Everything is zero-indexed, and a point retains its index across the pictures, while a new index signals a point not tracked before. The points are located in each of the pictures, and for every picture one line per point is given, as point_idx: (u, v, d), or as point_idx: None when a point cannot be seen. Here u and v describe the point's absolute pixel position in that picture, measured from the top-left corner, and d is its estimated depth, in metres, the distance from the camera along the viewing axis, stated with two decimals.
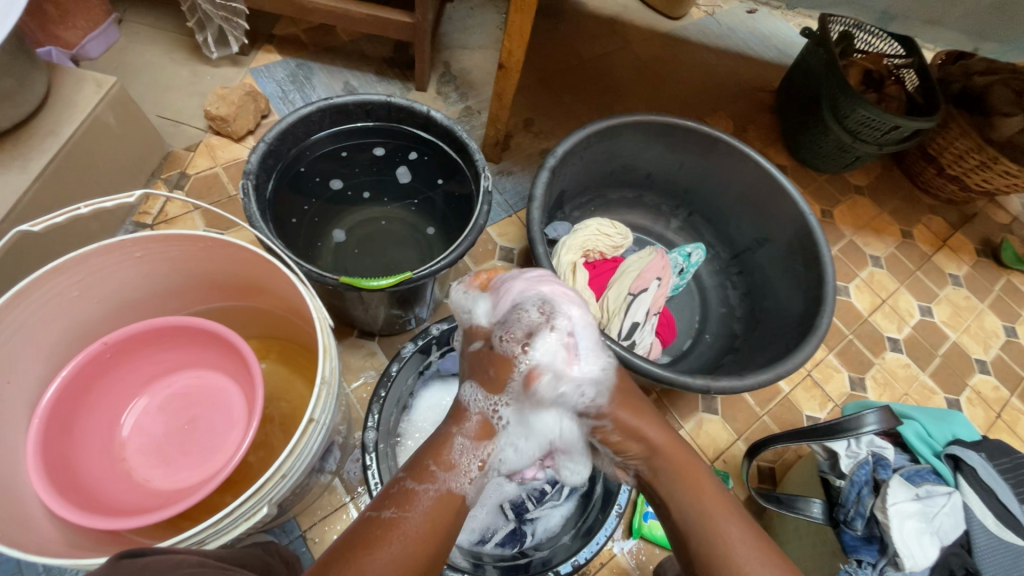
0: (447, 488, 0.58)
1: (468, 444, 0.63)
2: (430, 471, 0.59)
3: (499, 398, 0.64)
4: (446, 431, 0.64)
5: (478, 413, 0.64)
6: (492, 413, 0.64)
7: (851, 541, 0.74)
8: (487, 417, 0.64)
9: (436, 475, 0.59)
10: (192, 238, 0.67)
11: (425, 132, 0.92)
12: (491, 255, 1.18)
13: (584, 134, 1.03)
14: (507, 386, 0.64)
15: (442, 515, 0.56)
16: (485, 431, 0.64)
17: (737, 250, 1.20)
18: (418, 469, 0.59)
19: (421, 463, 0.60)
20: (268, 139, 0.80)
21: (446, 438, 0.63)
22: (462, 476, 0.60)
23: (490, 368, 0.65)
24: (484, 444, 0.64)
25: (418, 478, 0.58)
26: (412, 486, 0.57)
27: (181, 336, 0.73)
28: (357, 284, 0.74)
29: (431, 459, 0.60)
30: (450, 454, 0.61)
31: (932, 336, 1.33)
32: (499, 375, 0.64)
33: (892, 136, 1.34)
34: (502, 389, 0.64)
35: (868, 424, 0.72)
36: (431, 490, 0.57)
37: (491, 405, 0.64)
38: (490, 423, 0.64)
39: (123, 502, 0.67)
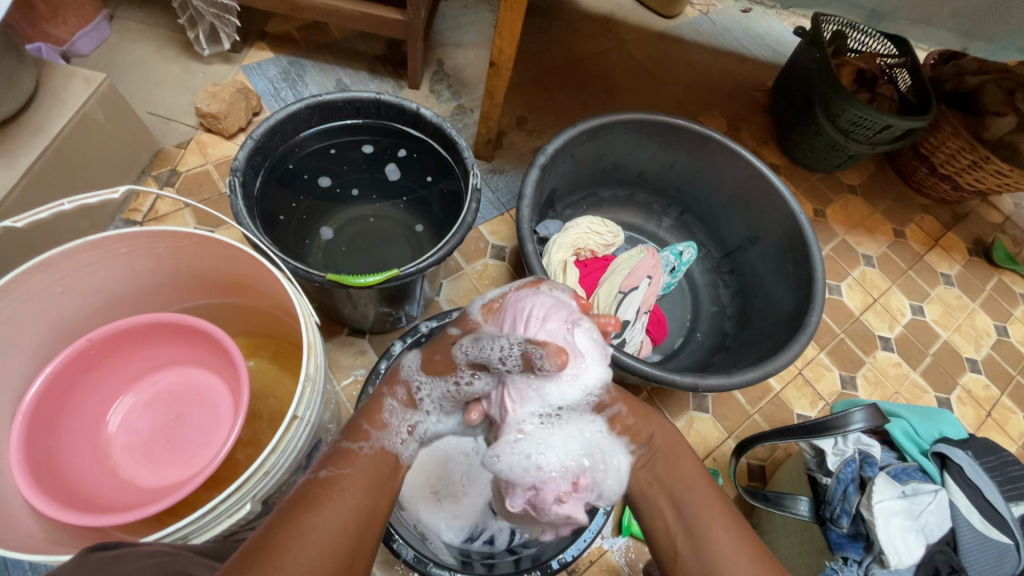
0: (380, 447, 0.60)
1: (396, 406, 0.65)
2: (364, 431, 0.61)
3: (426, 379, 0.68)
4: (379, 395, 0.67)
5: (405, 381, 0.68)
6: (415, 386, 0.68)
7: (837, 539, 0.74)
8: (410, 387, 0.68)
9: (369, 434, 0.61)
10: (177, 235, 0.67)
11: (415, 129, 0.92)
12: (483, 253, 1.18)
13: (575, 132, 1.03)
14: (436, 377, 0.67)
15: (372, 470, 0.57)
16: (409, 400, 0.67)
17: (728, 249, 1.20)
18: (353, 430, 0.61)
19: (356, 424, 0.62)
20: (256, 135, 0.80)
21: (377, 401, 0.65)
22: (393, 435, 0.63)
23: (437, 355, 0.67)
24: (408, 410, 0.66)
25: (352, 439, 0.60)
26: (348, 447, 0.58)
27: (167, 333, 0.73)
28: (343, 281, 0.74)
29: (365, 422, 0.62)
30: (380, 414, 0.64)
31: (923, 334, 1.33)
32: (439, 362, 0.67)
33: (884, 135, 1.34)
34: (432, 373, 0.67)
35: (855, 422, 0.73)
36: (365, 449, 0.59)
37: (416, 381, 0.68)
38: (411, 398, 0.67)
39: (107, 499, 0.66)
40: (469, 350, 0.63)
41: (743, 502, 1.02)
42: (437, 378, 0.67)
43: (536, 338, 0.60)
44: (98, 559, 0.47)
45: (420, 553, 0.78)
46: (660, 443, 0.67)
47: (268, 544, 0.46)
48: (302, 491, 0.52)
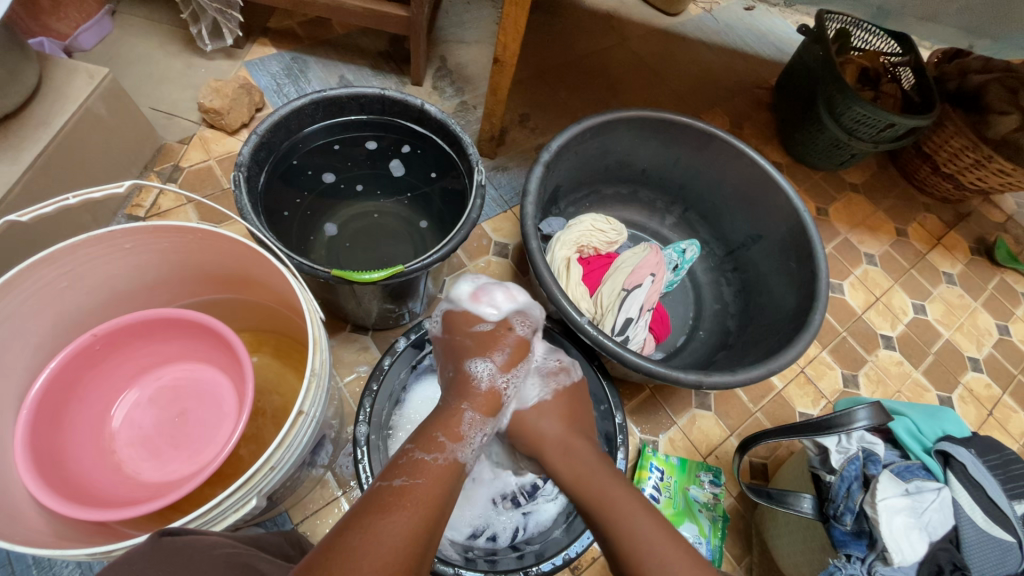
0: (452, 459, 0.59)
1: (476, 418, 0.65)
2: (439, 442, 0.60)
3: (511, 373, 0.70)
4: (455, 405, 0.66)
5: (487, 385, 0.68)
6: (499, 385, 0.69)
7: (840, 536, 0.74)
8: (495, 387, 0.68)
9: (444, 445, 0.59)
10: (182, 230, 0.66)
11: (419, 125, 0.92)
12: (486, 250, 1.18)
13: (579, 129, 1.03)
14: (517, 365, 0.72)
15: (446, 482, 0.56)
16: (490, 405, 0.67)
17: (730, 247, 1.20)
18: (427, 442, 0.59)
19: (431, 435, 0.60)
20: (260, 131, 0.79)
21: (455, 413, 0.65)
22: (465, 447, 0.62)
23: (507, 345, 0.72)
24: (488, 419, 0.67)
25: (426, 448, 0.58)
26: (424, 458, 0.57)
27: (171, 329, 0.73)
28: (348, 277, 0.74)
29: (443, 433, 0.61)
30: (458, 427, 0.63)
31: (925, 333, 1.34)
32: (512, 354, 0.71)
33: (887, 134, 1.34)
34: (511, 366, 0.71)
35: (859, 420, 0.73)
36: (439, 460, 0.57)
37: (500, 379, 0.69)
38: (500, 393, 0.69)
39: (112, 494, 0.67)
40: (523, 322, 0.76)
41: (744, 499, 1.03)
42: (515, 367, 0.71)
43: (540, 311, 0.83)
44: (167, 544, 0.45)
45: None
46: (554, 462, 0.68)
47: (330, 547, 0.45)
48: (367, 498, 0.51)
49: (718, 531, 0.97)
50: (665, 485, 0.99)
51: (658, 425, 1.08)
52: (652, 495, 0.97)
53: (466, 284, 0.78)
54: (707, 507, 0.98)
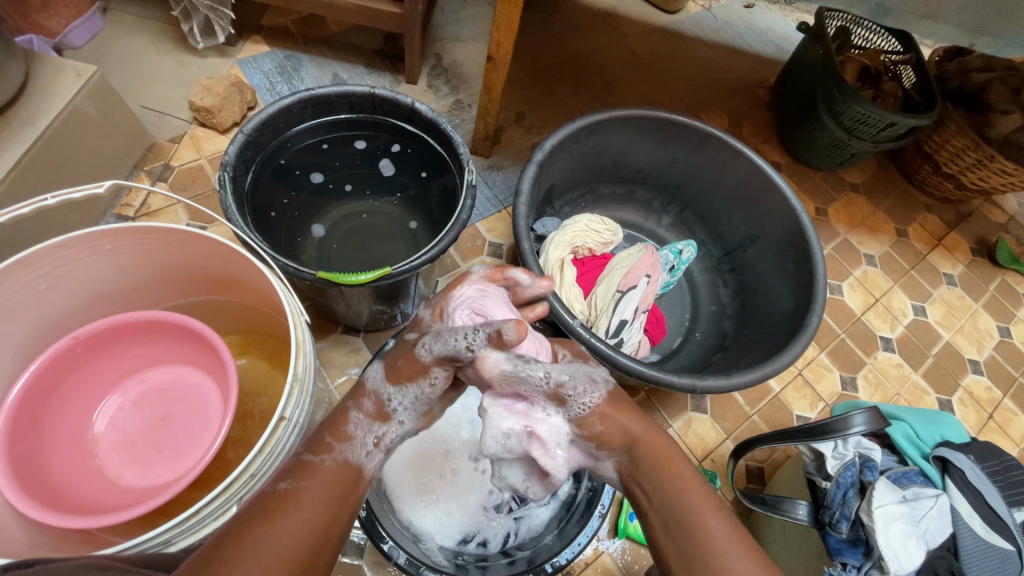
0: (341, 460, 0.55)
1: (363, 421, 0.59)
2: (326, 444, 0.56)
3: (399, 385, 0.60)
4: (344, 405, 0.60)
5: (373, 391, 0.61)
6: (384, 395, 0.60)
7: (835, 544, 0.72)
8: (379, 396, 0.60)
9: (332, 447, 0.55)
10: (163, 231, 0.65)
11: (410, 124, 0.90)
12: (480, 250, 1.17)
13: (573, 128, 1.01)
14: (411, 380, 0.60)
15: (339, 482, 0.54)
16: (377, 413, 0.60)
17: (727, 248, 1.19)
18: (315, 443, 0.56)
19: (318, 436, 0.56)
20: (246, 130, 0.78)
21: (340, 412, 0.59)
22: (358, 448, 0.57)
23: (399, 359, 0.60)
24: (379, 421, 0.60)
25: (314, 450, 0.55)
26: (307, 460, 0.54)
27: (155, 330, 0.71)
28: (334, 279, 0.72)
29: (327, 433, 0.56)
30: (344, 427, 0.57)
31: (925, 335, 1.32)
32: (403, 365, 0.60)
33: (887, 133, 1.32)
34: (403, 378, 0.60)
35: (856, 425, 0.71)
36: (327, 462, 0.54)
37: (389, 389, 0.60)
38: (385, 405, 0.60)
39: (92, 499, 0.65)
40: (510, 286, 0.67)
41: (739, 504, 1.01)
42: (407, 379, 0.60)
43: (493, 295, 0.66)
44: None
45: (413, 557, 0.78)
46: (642, 453, 0.61)
47: (212, 560, 0.44)
48: (256, 505, 0.49)
49: None
50: None
51: None
52: None
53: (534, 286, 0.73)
54: None
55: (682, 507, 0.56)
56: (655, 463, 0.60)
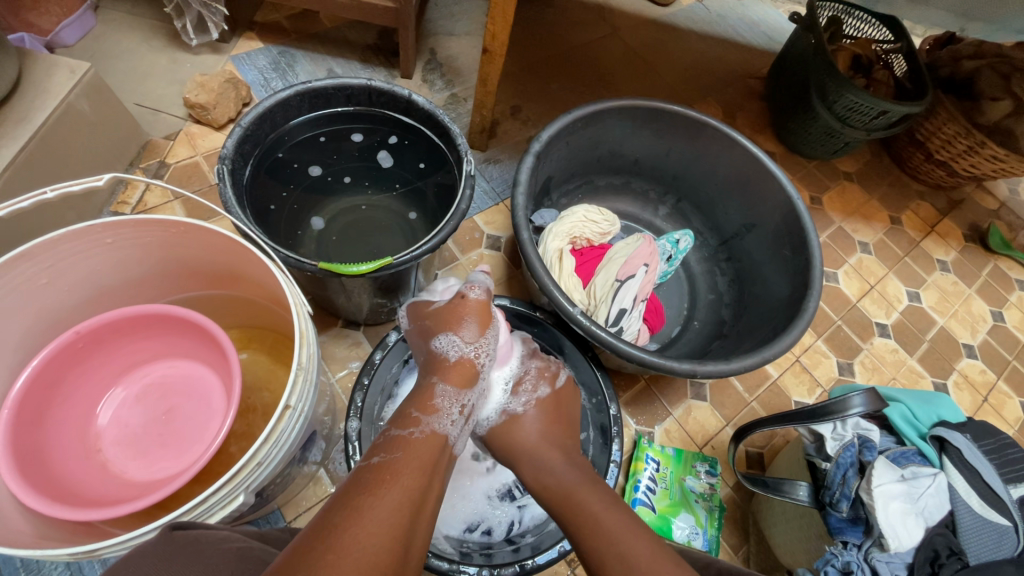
0: (431, 431, 0.58)
1: (450, 390, 0.64)
2: (414, 418, 0.59)
3: (475, 341, 0.68)
4: (428, 383, 0.65)
5: (456, 358, 0.67)
6: (470, 355, 0.68)
7: (835, 523, 0.74)
8: (466, 358, 0.67)
9: (418, 419, 0.59)
10: (163, 224, 0.65)
11: (407, 116, 0.90)
12: (478, 243, 1.17)
13: (570, 119, 1.02)
14: (480, 333, 0.69)
15: (429, 453, 0.56)
16: (464, 377, 0.66)
17: (724, 237, 1.20)
18: (403, 418, 0.59)
19: (404, 413, 0.60)
20: (244, 122, 0.78)
21: (428, 387, 0.63)
22: (444, 418, 0.61)
23: (457, 313, 0.69)
24: (464, 390, 0.65)
25: (402, 426, 0.58)
26: (403, 435, 0.56)
27: (156, 325, 0.71)
28: (335, 269, 0.73)
29: (416, 409, 0.60)
30: (432, 400, 0.62)
31: (920, 320, 1.34)
32: (472, 323, 0.69)
33: (880, 121, 1.34)
34: (474, 334, 0.69)
35: (854, 406, 0.73)
36: (417, 434, 0.57)
37: (468, 349, 0.68)
38: (474, 363, 0.67)
39: (97, 493, 0.65)
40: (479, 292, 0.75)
41: (740, 489, 1.02)
42: (484, 335, 0.69)
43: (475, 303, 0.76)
44: (179, 537, 0.49)
45: None
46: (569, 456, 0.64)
47: (327, 528, 0.44)
48: (354, 477, 0.50)
49: (716, 520, 0.97)
50: (662, 475, 0.99)
51: (654, 416, 1.07)
52: (648, 486, 0.97)
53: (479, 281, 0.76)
54: (703, 497, 0.98)
55: (615, 509, 0.58)
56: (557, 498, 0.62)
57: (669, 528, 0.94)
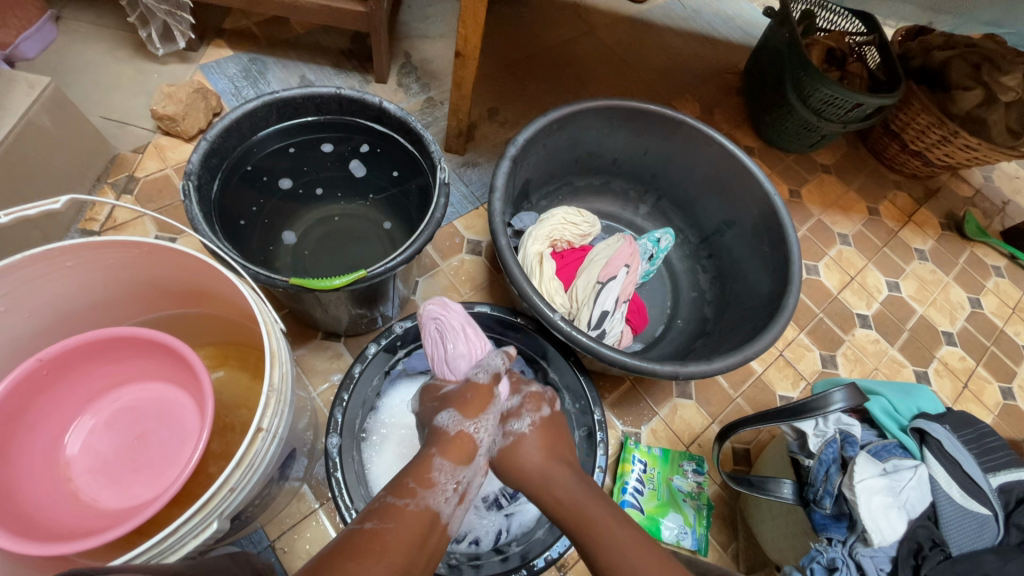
0: (426, 505, 0.59)
1: (445, 464, 0.63)
2: (410, 489, 0.60)
3: (478, 418, 0.68)
4: (426, 455, 0.65)
5: (456, 432, 0.67)
6: (468, 430, 0.67)
7: (820, 520, 0.73)
8: (465, 432, 0.67)
9: (415, 491, 0.59)
10: (127, 245, 0.63)
11: (379, 124, 0.89)
12: (459, 248, 1.16)
13: (546, 121, 1.01)
14: (484, 411, 0.69)
15: (417, 528, 0.56)
16: (463, 452, 0.65)
17: (705, 234, 1.20)
18: (400, 488, 0.60)
19: (401, 482, 0.60)
20: (210, 136, 0.76)
21: (426, 460, 0.64)
22: (439, 494, 0.61)
23: (469, 394, 0.71)
24: (460, 466, 0.64)
25: (398, 494, 0.59)
26: (395, 503, 0.57)
27: (124, 349, 0.69)
28: (308, 285, 0.71)
29: (412, 480, 0.61)
30: (429, 473, 0.62)
31: (900, 310, 1.35)
32: (472, 399, 0.70)
33: (855, 114, 1.35)
34: (475, 413, 0.69)
35: (836, 403, 0.73)
36: (411, 506, 0.58)
37: (468, 426, 0.67)
38: (472, 439, 0.67)
39: (69, 524, 0.63)
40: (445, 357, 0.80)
41: (728, 487, 1.03)
42: (483, 414, 0.69)
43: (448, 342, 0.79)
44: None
45: None
46: None
47: None
48: (342, 540, 0.52)
49: (704, 519, 0.97)
50: (649, 476, 0.99)
51: (640, 416, 1.07)
52: (636, 487, 0.97)
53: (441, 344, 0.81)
54: (691, 496, 0.99)
55: None
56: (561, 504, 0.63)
57: (658, 529, 0.95)
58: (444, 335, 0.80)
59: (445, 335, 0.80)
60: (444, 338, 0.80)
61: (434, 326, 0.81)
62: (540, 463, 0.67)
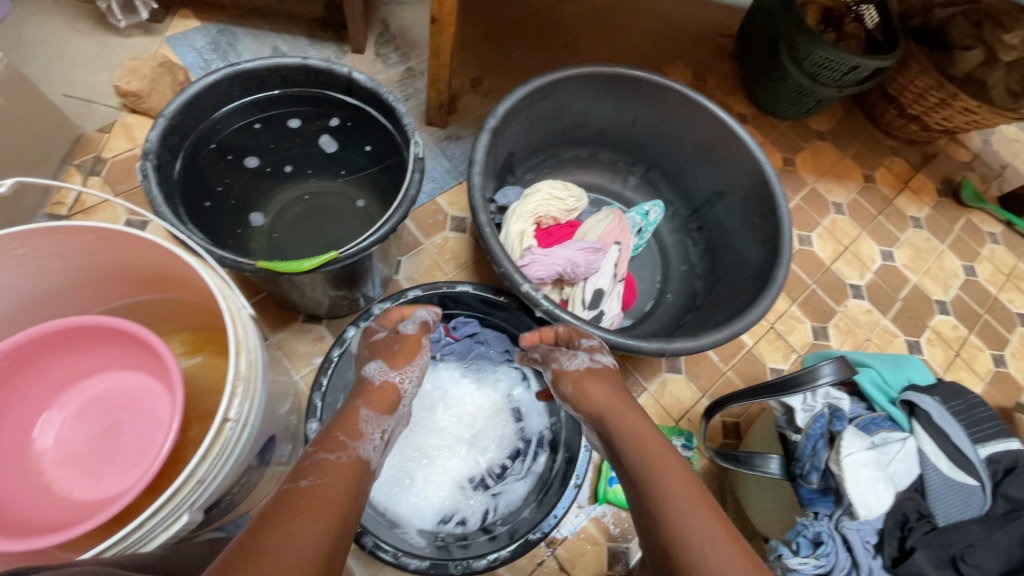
0: (357, 455, 0.59)
1: (371, 415, 0.66)
2: (341, 442, 0.60)
3: (403, 368, 0.72)
4: (352, 407, 0.66)
5: (382, 382, 0.70)
6: (394, 380, 0.71)
7: (807, 495, 0.72)
8: (390, 383, 0.70)
9: (345, 444, 0.59)
10: (80, 230, 0.60)
11: (349, 96, 0.84)
12: (442, 226, 1.13)
13: (528, 90, 0.96)
14: (410, 362, 0.73)
15: (350, 478, 0.56)
16: (385, 402, 0.68)
17: (694, 205, 1.16)
18: (330, 442, 0.59)
19: (331, 436, 0.60)
20: (168, 113, 0.72)
21: (352, 411, 0.65)
22: (367, 444, 0.62)
23: (396, 344, 0.75)
24: (383, 414, 0.67)
25: (328, 449, 0.58)
26: (328, 458, 0.56)
27: (90, 338, 0.66)
28: (272, 267, 0.68)
29: (342, 432, 0.61)
30: (357, 424, 0.63)
31: (893, 280, 1.33)
32: (402, 350, 0.74)
33: (851, 77, 1.30)
34: (404, 364, 0.73)
35: (824, 375, 0.71)
36: (343, 458, 0.57)
37: (394, 376, 0.71)
38: (396, 389, 0.70)
39: (41, 519, 0.61)
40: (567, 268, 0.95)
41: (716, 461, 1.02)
42: (411, 364, 0.73)
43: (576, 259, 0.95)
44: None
45: (387, 544, 0.74)
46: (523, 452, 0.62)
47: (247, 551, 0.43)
48: (279, 500, 0.49)
49: None
50: None
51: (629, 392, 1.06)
52: None
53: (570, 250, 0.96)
54: None
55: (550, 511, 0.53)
56: (625, 435, 0.63)
57: None
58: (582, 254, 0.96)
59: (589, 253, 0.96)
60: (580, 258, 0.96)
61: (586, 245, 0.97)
62: (606, 400, 0.68)
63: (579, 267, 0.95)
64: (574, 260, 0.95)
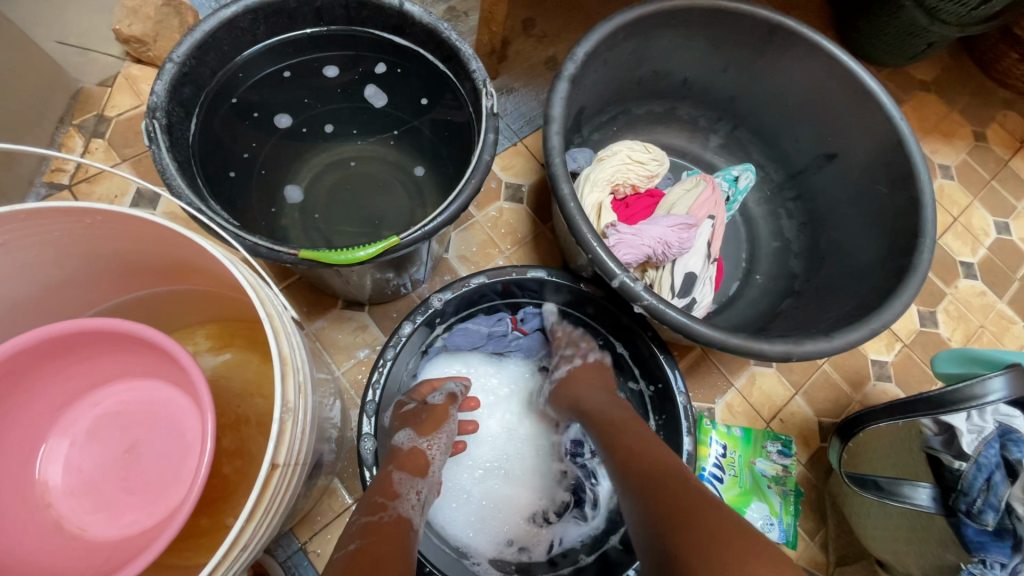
0: (399, 514, 0.53)
1: (404, 477, 0.58)
2: (380, 503, 0.53)
3: (434, 435, 0.64)
4: (383, 471, 0.59)
5: (410, 448, 0.62)
6: (422, 446, 0.63)
7: (976, 537, 0.59)
8: (419, 449, 0.62)
9: (385, 504, 0.53)
10: (74, 212, 0.46)
11: (400, 37, 0.68)
12: (496, 195, 0.97)
13: (610, 28, 0.78)
14: (440, 428, 0.65)
15: (403, 538, 0.50)
16: (417, 467, 0.60)
17: (792, 170, 0.98)
18: (368, 506, 0.53)
19: (369, 500, 0.54)
20: (178, 57, 0.57)
21: (383, 475, 0.58)
22: (406, 503, 0.56)
23: (423, 411, 0.66)
24: (418, 479, 0.59)
25: (368, 512, 0.52)
26: (371, 520, 0.50)
27: (96, 345, 0.53)
28: (322, 258, 0.54)
29: (379, 494, 0.54)
30: (392, 485, 0.56)
31: (1010, 257, 1.15)
32: (431, 416, 0.65)
33: (979, 14, 1.08)
34: (434, 430, 0.64)
35: (993, 391, 0.56)
36: (386, 518, 0.51)
37: (423, 443, 0.63)
38: (425, 456, 0.62)
39: (52, 565, 0.51)
40: (659, 247, 0.80)
41: (817, 469, 0.90)
42: (439, 430, 0.65)
43: (668, 234, 0.80)
44: None
45: None
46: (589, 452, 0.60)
47: None
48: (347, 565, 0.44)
49: (792, 507, 0.85)
50: (730, 462, 0.87)
51: (714, 389, 0.92)
52: (715, 473, 0.86)
53: (661, 225, 0.81)
54: (777, 482, 0.86)
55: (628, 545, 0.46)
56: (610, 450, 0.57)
57: None
58: (673, 229, 0.80)
59: (681, 227, 0.81)
60: (672, 232, 0.80)
61: (677, 219, 0.82)
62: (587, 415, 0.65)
63: (671, 247, 0.80)
64: (666, 235, 0.80)
